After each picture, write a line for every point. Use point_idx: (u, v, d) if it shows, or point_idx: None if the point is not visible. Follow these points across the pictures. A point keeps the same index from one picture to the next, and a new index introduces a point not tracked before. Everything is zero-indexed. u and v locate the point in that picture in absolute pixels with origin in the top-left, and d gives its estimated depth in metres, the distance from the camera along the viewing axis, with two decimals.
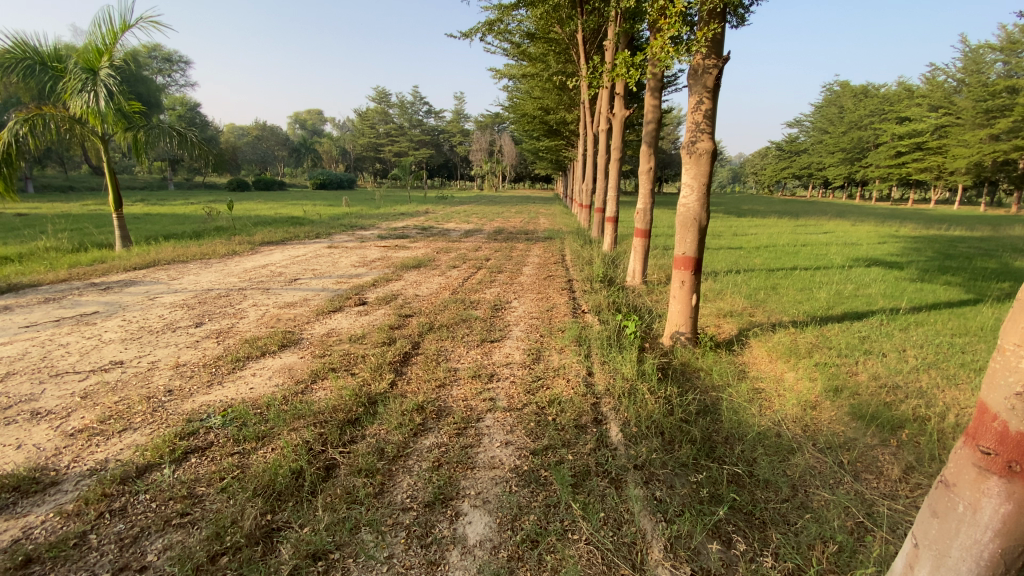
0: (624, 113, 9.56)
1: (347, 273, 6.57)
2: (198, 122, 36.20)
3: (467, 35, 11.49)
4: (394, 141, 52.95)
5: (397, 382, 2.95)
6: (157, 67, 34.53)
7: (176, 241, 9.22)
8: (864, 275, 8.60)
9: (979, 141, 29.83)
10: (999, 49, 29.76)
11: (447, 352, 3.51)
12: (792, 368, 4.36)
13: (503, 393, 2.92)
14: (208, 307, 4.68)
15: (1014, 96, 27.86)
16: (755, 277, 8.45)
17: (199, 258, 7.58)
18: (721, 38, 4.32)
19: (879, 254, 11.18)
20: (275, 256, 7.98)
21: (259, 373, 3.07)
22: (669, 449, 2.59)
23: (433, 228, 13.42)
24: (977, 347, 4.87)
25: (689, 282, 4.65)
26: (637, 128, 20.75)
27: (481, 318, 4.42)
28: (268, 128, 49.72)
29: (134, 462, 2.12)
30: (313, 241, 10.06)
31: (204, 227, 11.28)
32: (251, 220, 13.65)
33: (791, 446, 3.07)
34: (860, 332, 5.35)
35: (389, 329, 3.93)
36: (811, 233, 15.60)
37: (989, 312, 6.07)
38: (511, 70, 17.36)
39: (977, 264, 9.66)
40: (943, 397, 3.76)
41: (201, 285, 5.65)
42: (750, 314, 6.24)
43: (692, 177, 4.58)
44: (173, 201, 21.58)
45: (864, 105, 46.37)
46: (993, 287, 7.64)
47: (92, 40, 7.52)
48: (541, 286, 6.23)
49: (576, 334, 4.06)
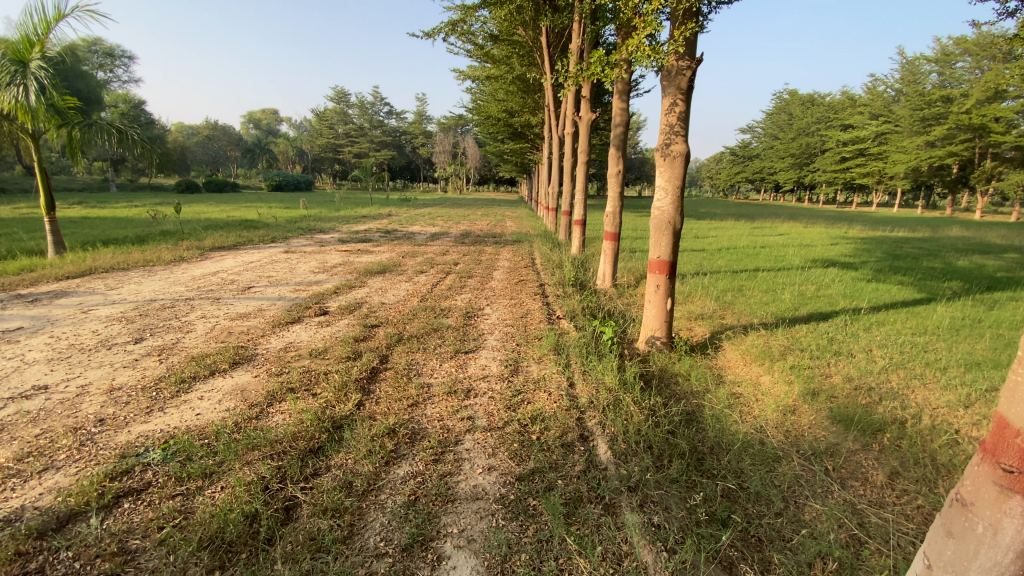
0: (590, 116, 9.51)
1: (307, 280, 6.20)
2: (144, 120, 34.27)
3: (430, 35, 11.24)
4: (354, 142, 51.76)
5: (365, 402, 2.69)
6: (98, 61, 32.47)
7: (116, 247, 8.54)
8: (823, 276, 8.85)
9: (917, 148, 31.71)
10: (933, 61, 31.74)
11: (419, 367, 3.26)
12: (768, 372, 4.32)
13: (482, 410, 2.70)
14: (150, 320, 4.26)
15: (947, 105, 29.75)
16: (721, 279, 8.55)
17: (143, 265, 7.03)
18: (693, 40, 4.26)
19: (834, 255, 11.59)
20: (228, 262, 7.49)
21: (207, 396, 2.74)
22: (660, 467, 2.44)
23: (397, 231, 13.05)
24: (938, 346, 5.00)
25: (664, 286, 4.57)
26: (600, 131, 20.92)
27: (452, 327, 4.19)
28: (220, 128, 47.78)
29: (54, 511, 1.77)
30: (269, 245, 9.57)
31: (149, 232, 10.53)
32: (200, 224, 12.88)
33: (778, 454, 2.99)
34: (828, 333, 5.41)
35: (353, 341, 3.65)
36: (769, 235, 16.11)
37: (943, 311, 6.28)
38: (474, 71, 17.15)
39: (924, 264, 10.12)
40: (915, 397, 3.79)
41: (144, 296, 5.18)
42: (721, 316, 6.24)
43: (666, 179, 4.50)
44: (115, 203, 20.29)
45: (811, 112, 48.58)
46: (943, 285, 7.98)
47: (22, 30, 6.85)
48: (513, 292, 6.05)
49: (553, 342, 3.90)
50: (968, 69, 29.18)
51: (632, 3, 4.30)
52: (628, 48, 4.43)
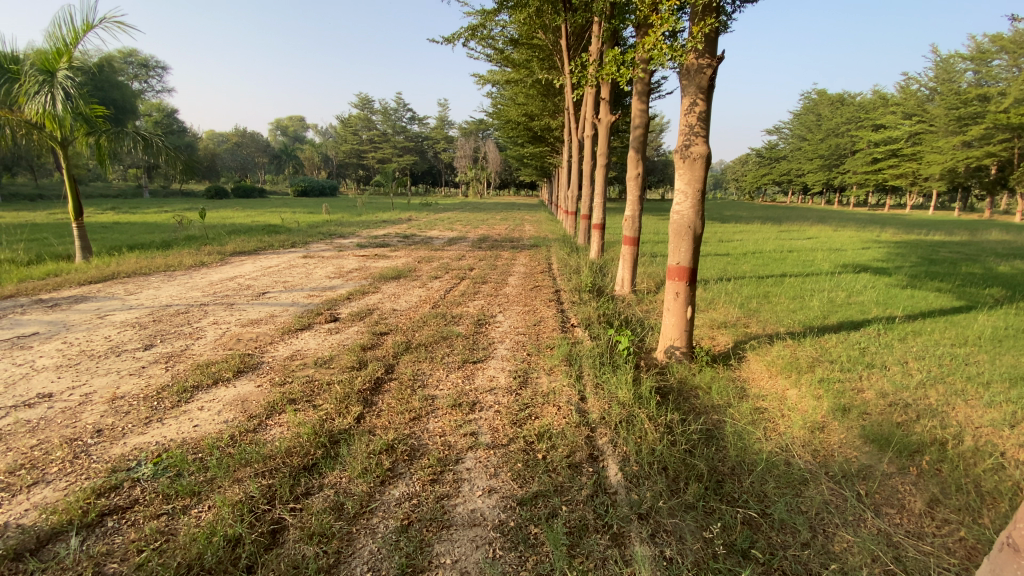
0: (609, 118, 9.32)
1: (322, 285, 6.19)
2: (176, 129, 35.38)
3: (449, 41, 11.22)
4: (377, 147, 52.46)
5: (365, 416, 2.59)
6: (133, 72, 33.66)
7: (140, 252, 8.70)
8: (854, 282, 8.46)
9: (953, 148, 30.54)
10: (969, 59, 30.61)
11: (424, 377, 3.16)
12: (795, 385, 4.09)
13: (486, 425, 2.58)
14: (162, 326, 4.28)
15: (984, 104, 28.61)
16: (746, 285, 8.25)
17: (164, 270, 7.14)
18: (714, 36, 4.07)
19: (866, 260, 11.11)
20: (247, 267, 7.56)
21: (206, 407, 2.69)
22: (675, 491, 2.27)
23: (416, 236, 13.07)
24: (979, 358, 4.67)
25: (683, 293, 4.39)
26: (621, 134, 20.64)
27: (462, 335, 4.09)
28: (248, 135, 49.00)
29: (36, 529, 1.72)
30: (289, 250, 9.66)
31: (174, 237, 10.72)
32: (224, 229, 13.12)
33: (805, 476, 2.79)
34: (859, 344, 5.13)
35: (360, 349, 3.57)
36: (796, 239, 15.60)
37: (984, 320, 5.91)
38: (494, 75, 17.11)
39: (963, 269, 9.61)
40: (956, 415, 3.51)
41: (160, 301, 5.22)
42: (745, 325, 5.99)
43: (685, 182, 4.31)
44: (147, 208, 20.91)
45: (840, 112, 47.28)
46: (983, 293, 7.53)
47: (52, 41, 7.07)
48: (527, 298, 5.92)
49: (566, 352, 3.76)
50: (1006, 67, 27.97)
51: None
52: (645, 46, 4.27)
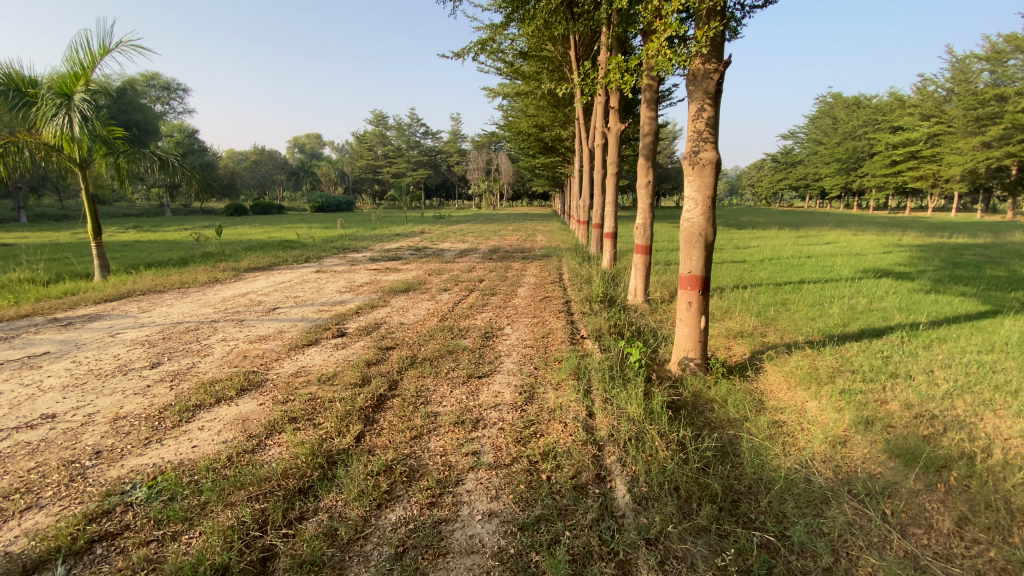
0: (619, 126, 9.25)
1: (331, 300, 6.20)
2: (197, 149, 36.36)
3: (459, 55, 11.32)
4: (391, 162, 53.17)
5: (365, 434, 2.52)
6: (154, 95, 34.70)
7: (157, 269, 8.86)
8: (875, 288, 8.21)
9: (973, 149, 29.78)
10: (984, 60, 30.08)
11: (428, 393, 3.09)
12: (814, 397, 3.92)
13: (489, 444, 2.49)
14: (171, 343, 4.29)
15: (1004, 103, 28.02)
16: (763, 292, 8.06)
17: (178, 287, 7.24)
18: (720, 41, 3.99)
19: (887, 265, 10.79)
20: (259, 283, 7.63)
21: (207, 427, 2.66)
22: (687, 513, 2.16)
23: (427, 248, 13.11)
24: (1008, 365, 4.45)
25: (696, 303, 4.27)
26: (632, 142, 20.56)
27: (469, 349, 4.02)
28: (266, 154, 50.13)
29: (23, 558, 1.68)
30: (302, 265, 9.75)
31: (191, 254, 10.92)
32: (241, 245, 13.34)
33: (826, 494, 2.65)
34: (882, 352, 4.93)
35: (364, 364, 3.53)
36: (814, 244, 15.27)
37: (1013, 325, 5.65)
38: (505, 88, 17.20)
39: (989, 272, 9.27)
40: (986, 426, 3.31)
41: (172, 318, 5.27)
42: (762, 334, 5.81)
43: (695, 189, 4.22)
44: (169, 227, 21.40)
45: (855, 115, 46.59)
46: (1011, 296, 7.23)
47: (70, 66, 7.27)
48: (537, 310, 5.84)
49: (574, 365, 3.66)
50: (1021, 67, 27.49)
51: (653, 6, 4.07)
52: (649, 53, 4.21)
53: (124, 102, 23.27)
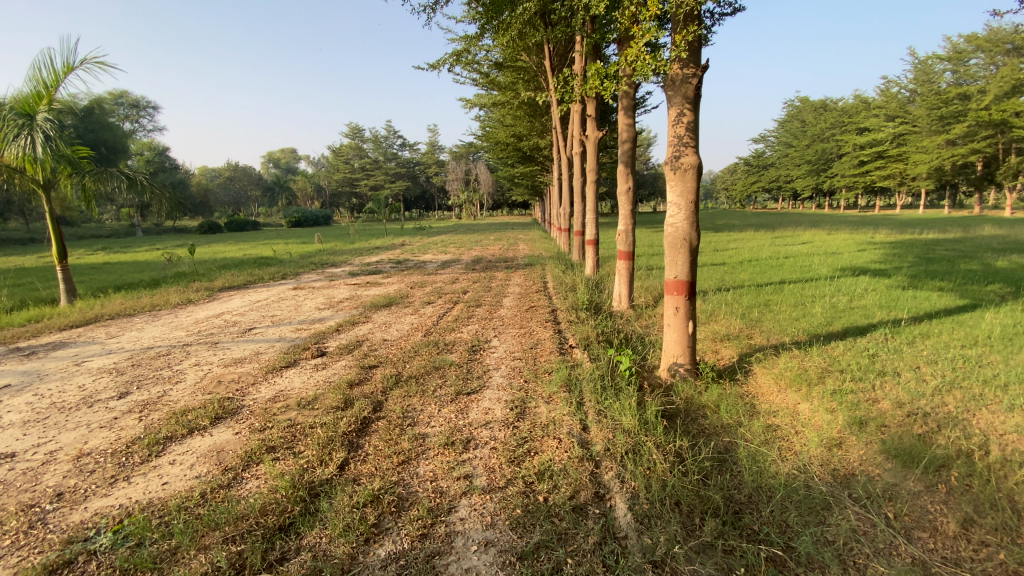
0: (597, 133, 9.28)
1: (311, 317, 6.01)
2: (169, 167, 35.54)
3: (434, 66, 11.27)
4: (369, 175, 52.81)
5: (349, 462, 2.38)
6: (123, 113, 33.89)
7: (127, 292, 8.52)
8: (854, 285, 8.34)
9: (937, 147, 30.89)
10: (947, 60, 31.62)
11: (414, 414, 2.95)
12: (806, 399, 3.89)
13: (482, 466, 2.38)
14: (141, 371, 4.07)
15: (965, 102, 29.34)
16: (746, 294, 8.11)
17: (149, 309, 6.96)
18: (697, 45, 3.98)
19: (863, 263, 11.03)
20: (235, 302, 7.38)
21: (179, 461, 2.48)
22: (690, 530, 2.07)
23: (408, 261, 12.94)
24: (993, 358, 4.51)
25: (684, 308, 4.23)
26: (610, 149, 20.77)
27: (455, 364, 3.90)
28: (240, 170, 49.32)
29: None
30: (280, 282, 9.50)
31: (163, 275, 10.55)
32: (215, 263, 12.98)
33: (827, 500, 2.59)
34: (868, 350, 4.96)
35: (346, 386, 3.37)
36: (791, 245, 15.56)
37: (991, 318, 5.76)
38: (481, 99, 17.20)
39: (961, 267, 9.52)
40: (978, 422, 3.31)
41: (142, 343, 5.03)
42: (749, 336, 5.81)
43: (678, 194, 4.20)
44: (139, 247, 20.72)
45: (823, 118, 47.98)
46: (985, 289, 7.42)
47: (32, 86, 7.00)
48: (523, 320, 5.74)
49: (564, 377, 3.57)
50: (983, 66, 29.13)
51: (629, 12, 4.05)
52: (628, 58, 4.18)
53: (90, 121, 22.60)
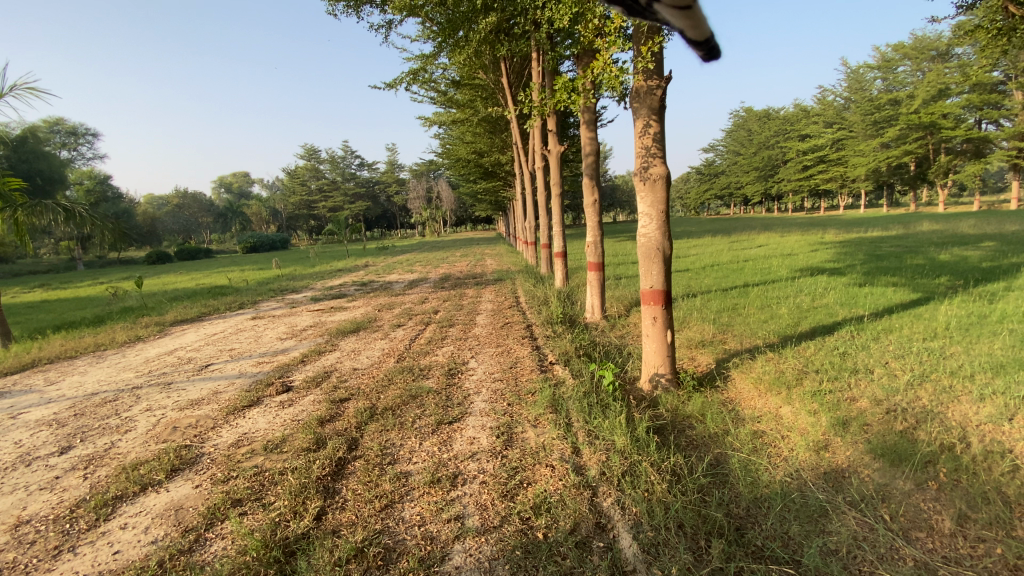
0: (559, 147, 9.32)
1: (273, 349, 5.68)
2: (112, 196, 33.77)
3: (392, 85, 11.12)
4: (328, 196, 51.83)
5: (325, 512, 2.17)
6: (61, 141, 32.02)
7: (68, 332, 7.89)
8: (815, 285, 8.61)
9: (873, 150, 33.00)
10: (876, 69, 33.95)
11: (394, 450, 2.76)
12: (787, 402, 3.89)
13: (472, 504, 2.21)
14: (85, 421, 3.68)
15: (896, 107, 31.59)
16: (714, 299, 8.23)
17: (93, 350, 6.43)
18: (660, 57, 4.00)
19: (819, 262, 11.46)
20: (189, 337, 6.93)
21: (131, 524, 2.20)
22: (698, 556, 1.97)
23: (373, 282, 12.60)
24: (955, 349, 4.67)
25: (661, 317, 4.19)
26: (570, 162, 21.06)
27: (434, 391, 3.71)
28: (190, 196, 47.46)
29: None
30: (237, 312, 9.03)
31: (107, 311, 9.86)
32: (165, 296, 12.27)
33: (824, 506, 2.54)
34: (837, 348, 5.06)
35: (317, 424, 3.13)
36: (749, 248, 16.07)
37: (946, 310, 6.02)
38: (440, 117, 17.12)
39: (909, 262, 10.02)
40: (952, 414, 3.37)
41: (85, 389, 4.60)
42: (723, 341, 5.84)
43: (648, 205, 4.19)
44: (79, 282, 19.42)
45: (768, 126, 50.47)
46: (935, 283, 7.80)
47: None
48: (498, 338, 5.60)
49: (548, 397, 3.44)
50: (910, 73, 31.48)
51: (592, 24, 4.03)
52: (594, 71, 4.16)
53: (22, 150, 21.23)
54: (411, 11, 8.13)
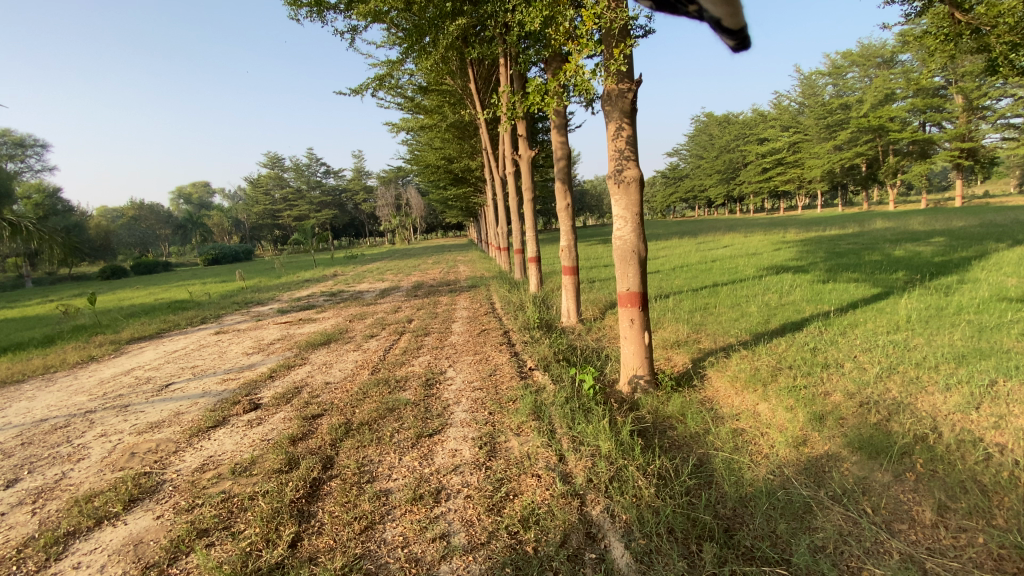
0: (530, 152, 9.32)
1: (239, 365, 5.43)
2: (61, 210, 32.09)
3: (358, 91, 10.94)
4: (293, 206, 50.63)
5: (301, 538, 2.04)
6: (5, 152, 30.25)
7: (13, 354, 7.38)
8: (781, 283, 8.85)
9: (827, 152, 34.49)
10: (828, 75, 35.55)
11: (372, 466, 2.64)
12: (764, 399, 3.92)
13: (457, 521, 2.12)
14: (33, 450, 3.41)
15: (846, 111, 33.13)
16: (686, 299, 8.34)
17: (42, 372, 6.02)
18: (630, 60, 4.02)
19: (783, 260, 11.81)
20: (148, 355, 6.57)
21: (85, 563, 2.02)
22: (691, 562, 1.93)
23: (343, 292, 12.30)
24: (917, 341, 4.84)
25: (639, 319, 4.18)
26: (540, 168, 21.16)
27: (411, 402, 3.59)
28: (147, 208, 45.59)
29: None
30: (200, 327, 8.64)
31: (58, 330, 9.29)
32: (122, 312, 11.66)
33: (808, 502, 2.55)
34: (808, 344, 5.17)
35: (288, 443, 2.97)
36: (715, 248, 16.44)
37: (905, 303, 6.25)
38: (408, 123, 16.93)
39: (867, 258, 10.43)
40: (922, 405, 3.47)
41: (33, 415, 4.28)
42: (697, 341, 5.89)
43: (623, 207, 4.18)
44: (25, 301, 18.29)
45: (728, 130, 52.09)
46: (892, 277, 8.12)
47: None
48: (475, 346, 5.50)
49: (530, 404, 3.37)
50: (858, 79, 33.09)
51: (563, 28, 4.00)
52: (566, 74, 4.13)
53: None
54: (377, 17, 8.01)
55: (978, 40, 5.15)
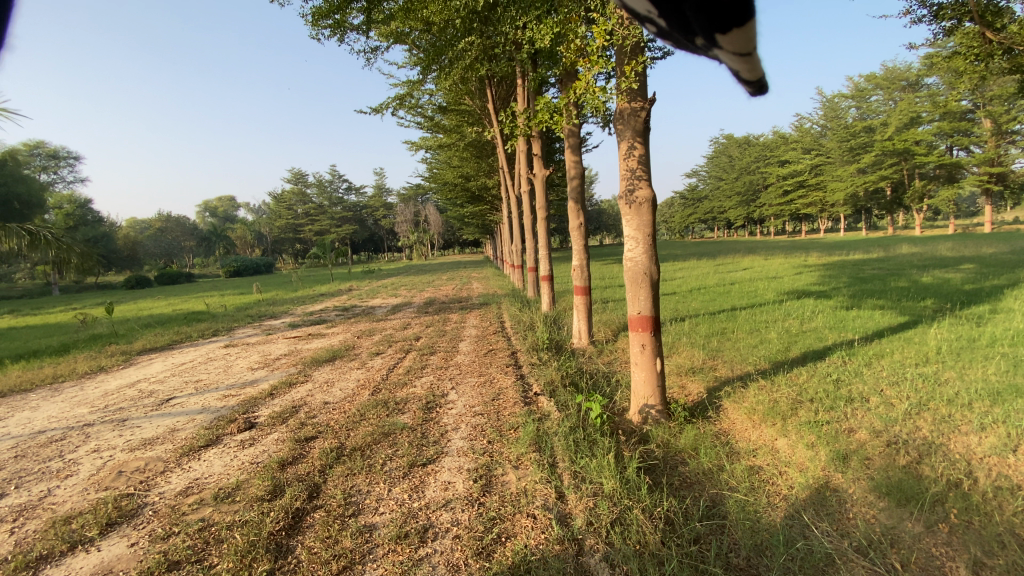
0: (545, 170, 9.25)
1: (242, 380, 5.36)
2: (91, 221, 33.08)
3: (377, 110, 11.09)
4: (314, 220, 51.48)
5: None
6: (41, 164, 31.41)
7: (26, 362, 7.44)
8: (802, 309, 8.53)
9: (851, 175, 33.90)
10: (851, 98, 35.16)
11: (359, 497, 2.50)
12: (783, 434, 3.68)
13: (443, 565, 1.96)
14: (24, 464, 3.34)
15: (870, 134, 32.66)
16: (702, 323, 8.09)
17: (50, 382, 6.04)
18: (644, 78, 3.92)
19: (803, 285, 11.46)
20: (156, 367, 6.55)
21: None
22: None
23: (355, 307, 12.29)
24: (949, 375, 4.54)
25: (650, 345, 4.00)
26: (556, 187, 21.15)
27: (409, 427, 3.45)
28: (173, 220, 46.81)
29: None
30: (211, 340, 8.67)
31: (74, 339, 9.40)
32: (138, 322, 11.80)
33: (829, 553, 2.33)
34: (831, 375, 4.90)
35: (277, 467, 2.85)
36: (734, 271, 16.10)
37: (934, 333, 5.93)
38: (427, 141, 17.13)
39: (893, 284, 10.03)
40: (955, 446, 3.21)
41: (31, 427, 4.24)
42: (713, 368, 5.65)
43: (634, 228, 4.05)
44: (51, 308, 18.73)
45: (749, 152, 51.70)
46: (920, 305, 7.76)
47: None
48: (481, 367, 5.35)
49: (532, 433, 3.20)
50: (882, 102, 32.65)
51: (575, 45, 3.93)
52: (577, 91, 4.05)
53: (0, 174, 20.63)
54: (397, 37, 8.14)
55: (1009, 61, 4.94)
